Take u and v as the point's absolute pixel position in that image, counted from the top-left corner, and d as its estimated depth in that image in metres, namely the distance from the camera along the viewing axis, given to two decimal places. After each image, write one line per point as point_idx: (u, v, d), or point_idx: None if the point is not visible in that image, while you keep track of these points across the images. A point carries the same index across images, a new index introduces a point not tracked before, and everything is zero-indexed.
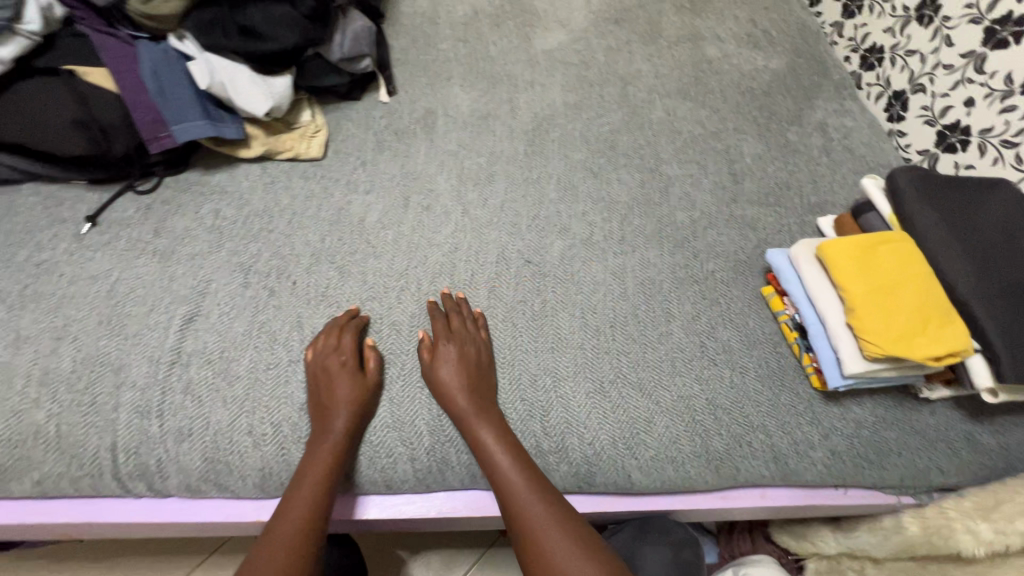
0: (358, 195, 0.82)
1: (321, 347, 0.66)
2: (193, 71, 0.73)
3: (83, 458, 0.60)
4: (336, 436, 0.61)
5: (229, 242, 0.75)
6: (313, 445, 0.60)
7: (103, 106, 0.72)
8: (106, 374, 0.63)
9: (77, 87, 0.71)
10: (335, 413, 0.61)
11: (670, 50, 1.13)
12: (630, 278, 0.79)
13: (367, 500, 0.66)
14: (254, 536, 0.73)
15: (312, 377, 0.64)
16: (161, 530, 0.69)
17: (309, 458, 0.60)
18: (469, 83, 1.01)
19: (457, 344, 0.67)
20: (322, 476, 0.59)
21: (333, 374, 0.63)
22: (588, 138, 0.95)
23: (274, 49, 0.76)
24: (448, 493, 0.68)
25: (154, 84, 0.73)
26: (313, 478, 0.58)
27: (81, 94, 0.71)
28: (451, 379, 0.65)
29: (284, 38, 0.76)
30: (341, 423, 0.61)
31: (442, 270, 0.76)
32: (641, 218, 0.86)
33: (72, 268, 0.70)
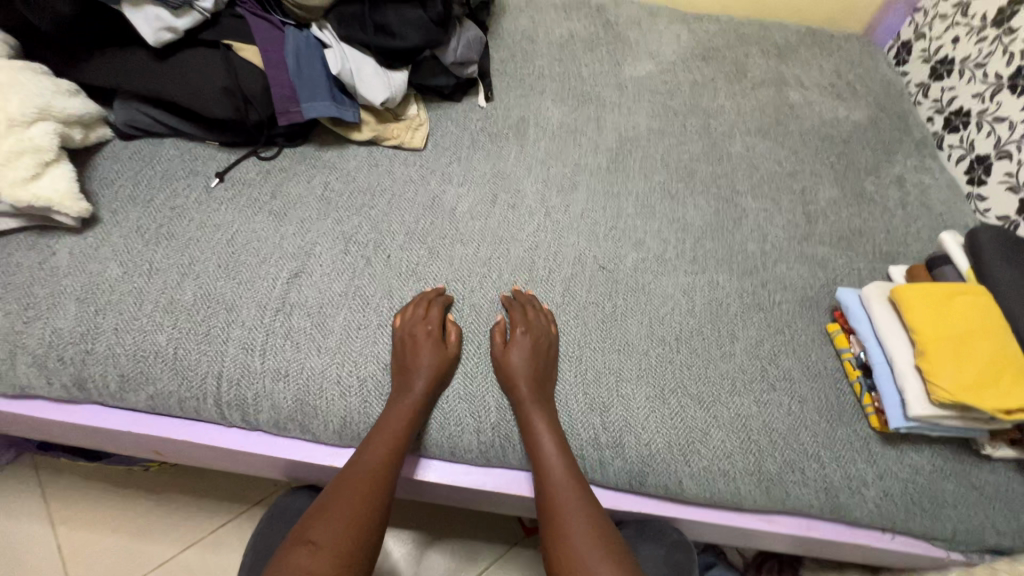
0: (451, 186, 0.89)
1: (410, 316, 0.71)
2: (329, 57, 0.82)
3: (193, 381, 0.67)
4: (410, 403, 0.66)
5: (334, 212, 0.82)
6: (389, 407, 0.66)
7: (248, 79, 0.81)
8: (220, 310, 0.70)
9: (230, 61, 0.80)
10: (412, 380, 0.66)
11: (753, 91, 1.17)
12: (699, 297, 0.82)
13: (429, 462, 0.71)
14: (319, 480, 0.79)
15: (397, 343, 0.70)
16: (239, 460, 0.75)
17: (383, 420, 0.65)
18: (560, 98, 1.07)
19: (531, 332, 0.71)
20: (394, 438, 0.64)
21: (417, 342, 0.68)
22: (668, 163, 0.99)
23: (400, 45, 0.84)
24: (502, 470, 0.72)
25: (294, 64, 0.81)
26: (384, 439, 0.64)
27: (231, 66, 0.80)
28: (518, 368, 0.68)
29: (410, 36, 0.84)
30: (417, 391, 0.66)
31: (522, 264, 0.81)
32: (713, 242, 0.89)
33: (200, 215, 0.78)
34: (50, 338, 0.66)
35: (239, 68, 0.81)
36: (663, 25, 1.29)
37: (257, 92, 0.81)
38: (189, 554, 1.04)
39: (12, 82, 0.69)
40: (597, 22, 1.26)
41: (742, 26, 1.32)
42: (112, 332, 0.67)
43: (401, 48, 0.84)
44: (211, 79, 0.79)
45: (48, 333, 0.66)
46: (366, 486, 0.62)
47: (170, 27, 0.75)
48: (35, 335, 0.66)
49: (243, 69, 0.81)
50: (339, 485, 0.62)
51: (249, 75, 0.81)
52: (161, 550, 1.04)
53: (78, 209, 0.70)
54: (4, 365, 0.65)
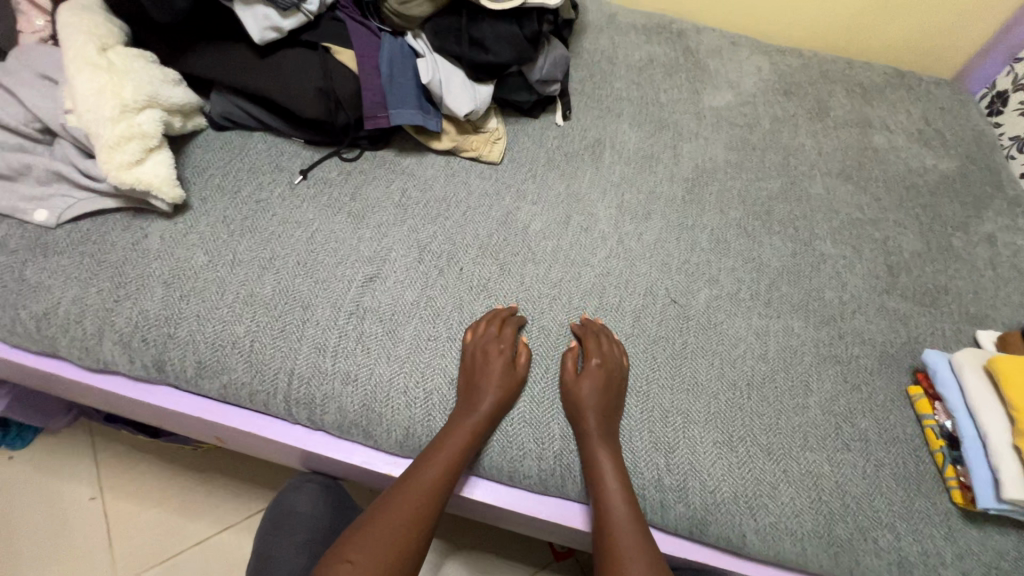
0: (525, 203, 0.88)
1: (483, 334, 0.71)
2: (421, 67, 0.83)
3: (266, 375, 0.68)
4: (475, 423, 0.65)
5: (410, 219, 0.83)
6: (453, 423, 0.65)
7: (341, 82, 0.82)
8: (296, 308, 0.71)
9: (327, 63, 0.82)
10: (480, 400, 0.66)
11: (836, 131, 1.13)
12: (772, 342, 0.79)
13: (478, 481, 0.70)
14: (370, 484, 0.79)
15: (469, 361, 0.69)
16: (296, 455, 0.76)
17: (445, 435, 0.65)
18: (637, 123, 1.06)
19: (604, 363, 0.70)
20: (454, 456, 0.64)
21: (490, 362, 0.68)
22: (745, 199, 0.97)
23: (492, 62, 0.83)
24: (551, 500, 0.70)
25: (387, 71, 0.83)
26: (445, 455, 0.63)
27: (327, 68, 0.81)
28: (589, 399, 0.67)
29: (503, 53, 0.84)
30: (482, 411, 0.66)
31: (593, 290, 0.80)
32: (789, 286, 0.86)
33: (283, 211, 0.79)
34: (136, 318, 0.68)
35: (334, 71, 0.82)
36: (744, 55, 1.26)
37: (349, 96, 0.83)
38: (225, 536, 1.06)
39: (127, 69, 0.72)
40: (678, 48, 1.24)
41: (827, 62, 1.28)
42: (194, 319, 0.69)
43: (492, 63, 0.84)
44: (306, 80, 0.81)
45: (135, 313, 0.68)
46: (420, 500, 0.61)
47: (276, 27, 0.77)
48: (123, 314, 0.68)
49: (338, 72, 0.82)
50: (394, 494, 0.62)
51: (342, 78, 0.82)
52: (200, 529, 1.07)
53: (173, 195, 0.72)
54: (92, 340, 0.67)
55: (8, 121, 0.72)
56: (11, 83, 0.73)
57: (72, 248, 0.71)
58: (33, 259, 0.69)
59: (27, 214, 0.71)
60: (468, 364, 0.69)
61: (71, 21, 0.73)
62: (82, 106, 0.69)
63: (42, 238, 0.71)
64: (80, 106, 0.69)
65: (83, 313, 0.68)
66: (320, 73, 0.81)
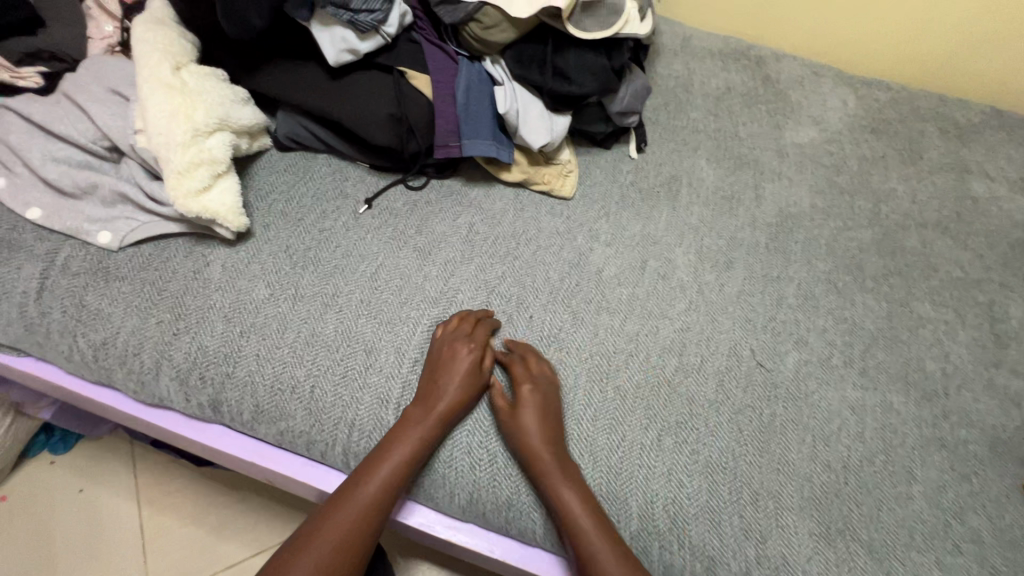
0: (599, 245, 0.82)
1: (453, 330, 0.68)
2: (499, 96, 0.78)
3: (325, 425, 0.64)
4: (433, 417, 0.62)
5: (478, 257, 0.78)
6: (404, 421, 0.62)
7: (414, 108, 0.77)
8: (359, 352, 0.67)
9: (400, 88, 0.77)
10: (439, 394, 0.63)
11: (930, 175, 1.04)
12: (869, 419, 0.72)
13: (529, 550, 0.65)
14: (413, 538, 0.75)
15: (428, 355, 0.67)
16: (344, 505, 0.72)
17: (398, 430, 0.61)
18: (715, 158, 0.99)
19: (538, 387, 0.65)
20: (409, 452, 0.60)
21: (454, 357, 0.65)
22: (834, 250, 0.89)
23: (575, 92, 0.78)
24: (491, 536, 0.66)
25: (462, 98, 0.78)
26: (397, 450, 0.60)
27: (400, 94, 0.77)
28: (528, 430, 0.62)
29: (588, 83, 0.78)
30: (441, 404, 0.62)
31: (672, 347, 0.74)
32: (885, 353, 0.78)
33: (347, 243, 0.75)
34: (194, 354, 0.65)
35: (407, 97, 0.77)
36: (828, 86, 1.17)
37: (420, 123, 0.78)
38: (258, 561, 1.03)
39: (199, 89, 0.69)
40: (756, 76, 1.16)
41: (918, 97, 1.18)
42: (253, 358, 0.65)
43: (575, 94, 0.79)
44: (378, 105, 0.76)
45: (194, 349, 0.65)
46: (370, 501, 0.58)
47: (352, 49, 0.73)
48: (181, 348, 0.65)
49: (411, 97, 0.77)
50: (341, 492, 0.58)
51: (415, 104, 0.78)
52: (234, 552, 1.04)
53: (238, 224, 0.69)
54: (148, 374, 0.64)
55: (77, 138, 0.69)
56: (82, 98, 0.71)
57: (133, 274, 0.68)
58: (94, 284, 0.67)
59: (90, 235, 0.68)
60: (430, 359, 0.66)
61: (146, 38, 0.70)
62: (153, 128, 0.66)
63: (103, 262, 0.68)
64: (151, 127, 0.66)
65: (142, 345, 0.65)
66: (393, 99, 0.77)
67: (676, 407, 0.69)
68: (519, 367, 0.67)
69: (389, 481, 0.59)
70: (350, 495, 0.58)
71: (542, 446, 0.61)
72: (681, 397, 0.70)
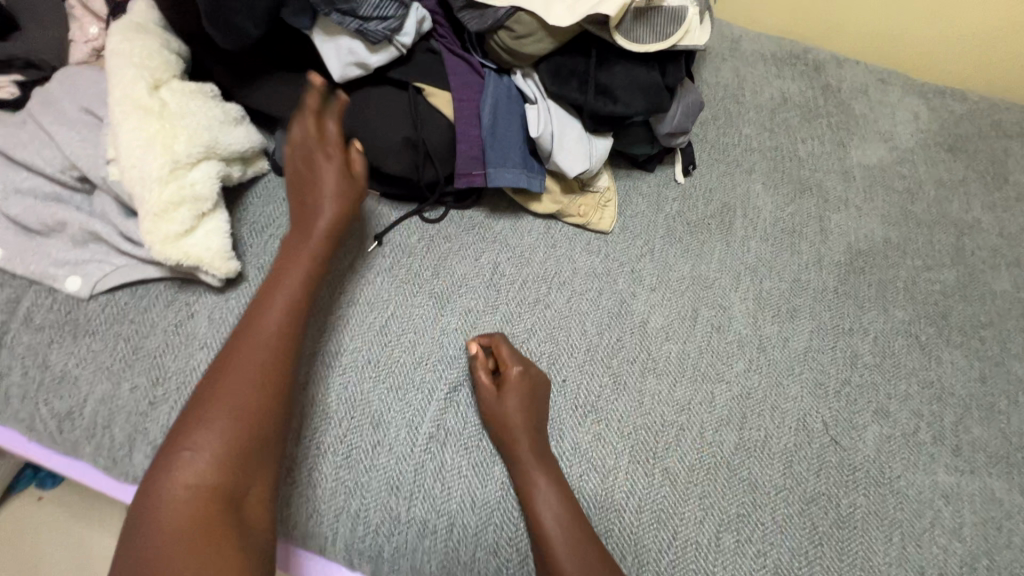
0: (643, 290, 0.71)
1: (300, 156, 0.62)
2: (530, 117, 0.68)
3: (324, 517, 0.54)
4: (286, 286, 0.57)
5: (504, 305, 0.67)
6: (285, 260, 0.59)
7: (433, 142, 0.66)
8: (365, 425, 0.57)
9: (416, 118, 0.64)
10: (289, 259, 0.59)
11: (1019, 203, 0.91)
12: (967, 511, 0.60)
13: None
14: None
15: (291, 227, 0.61)
16: None
17: (266, 313, 0.55)
18: (772, 183, 0.87)
19: (522, 369, 0.60)
20: (274, 325, 0.55)
21: (313, 184, 0.62)
22: (913, 295, 0.77)
23: (619, 112, 0.67)
24: None
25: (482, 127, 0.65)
26: (266, 329, 0.54)
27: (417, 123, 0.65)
28: (514, 411, 0.57)
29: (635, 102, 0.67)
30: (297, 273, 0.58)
31: (730, 419, 0.63)
32: (981, 426, 0.66)
33: (353, 288, 0.65)
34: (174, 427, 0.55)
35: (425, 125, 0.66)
36: (896, 96, 1.04)
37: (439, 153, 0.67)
38: None
39: (183, 112, 0.59)
40: (815, 84, 1.03)
41: (1000, 108, 1.04)
42: None
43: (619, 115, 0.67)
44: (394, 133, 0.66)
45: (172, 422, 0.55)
46: (266, 341, 0.54)
47: (361, 63, 0.62)
48: (158, 420, 0.55)
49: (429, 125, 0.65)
50: (204, 395, 0.51)
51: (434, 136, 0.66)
52: None
53: (225, 270, 0.58)
54: (121, 449, 0.55)
55: (43, 167, 0.60)
56: (50, 119, 0.61)
57: (105, 328, 0.58)
58: (60, 340, 0.57)
59: (57, 282, 0.59)
60: (293, 181, 0.63)
61: (122, 50, 0.60)
62: (127, 160, 0.56)
63: (72, 313, 0.59)
64: (124, 159, 0.56)
65: (114, 416, 0.55)
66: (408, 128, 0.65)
67: (738, 495, 0.58)
68: (516, 369, 0.60)
69: (265, 367, 0.52)
70: (216, 393, 0.50)
71: (521, 426, 0.57)
72: (743, 482, 0.59)
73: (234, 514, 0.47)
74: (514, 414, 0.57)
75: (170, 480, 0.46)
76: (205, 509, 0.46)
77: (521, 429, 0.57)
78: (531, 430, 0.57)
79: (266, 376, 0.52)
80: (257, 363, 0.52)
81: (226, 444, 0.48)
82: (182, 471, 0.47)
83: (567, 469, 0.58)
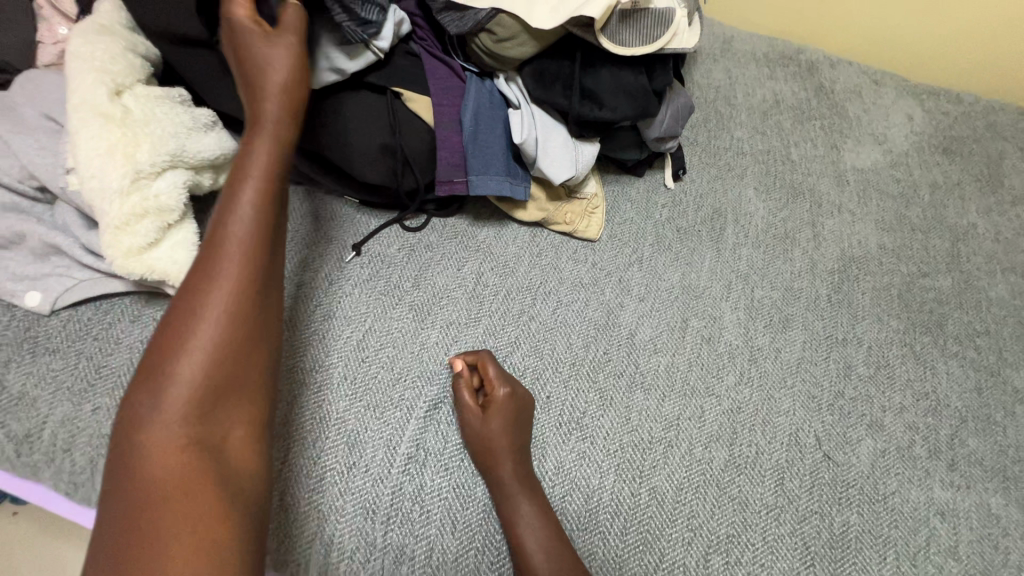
0: (631, 300, 0.69)
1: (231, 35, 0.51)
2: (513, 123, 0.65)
3: (295, 545, 0.51)
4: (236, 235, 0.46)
5: (487, 317, 0.65)
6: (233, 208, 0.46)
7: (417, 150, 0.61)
8: (341, 446, 0.54)
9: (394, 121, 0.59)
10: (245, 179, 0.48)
11: (1014, 207, 0.89)
12: (964, 528, 0.58)
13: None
14: None
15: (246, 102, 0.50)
16: None
17: (203, 284, 0.44)
18: (764, 187, 0.85)
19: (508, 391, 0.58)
20: (231, 275, 0.44)
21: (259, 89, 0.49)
22: (908, 302, 0.75)
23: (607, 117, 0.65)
24: None
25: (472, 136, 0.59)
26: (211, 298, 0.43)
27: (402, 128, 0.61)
28: (496, 436, 0.55)
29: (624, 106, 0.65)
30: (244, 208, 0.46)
31: (720, 435, 0.61)
32: (977, 439, 0.65)
33: (329, 301, 0.62)
34: None
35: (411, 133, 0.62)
36: (890, 97, 1.02)
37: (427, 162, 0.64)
38: None
39: (147, 118, 0.56)
40: (808, 85, 1.01)
41: (995, 110, 1.02)
42: None
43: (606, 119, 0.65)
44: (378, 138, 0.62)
45: None
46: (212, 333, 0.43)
47: (337, 69, 0.59)
48: None
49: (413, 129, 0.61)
50: (151, 372, 0.41)
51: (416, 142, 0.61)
52: None
53: None
54: (82, 474, 0.53)
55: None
56: (8, 126, 0.59)
57: (68, 345, 0.56)
58: (18, 359, 0.55)
59: (15, 297, 0.56)
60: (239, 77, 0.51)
61: (82, 53, 0.57)
62: (87, 170, 0.53)
63: (32, 330, 0.56)
64: (84, 168, 0.53)
65: (74, 439, 0.53)
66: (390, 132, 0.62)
67: (728, 514, 0.56)
68: (503, 390, 0.58)
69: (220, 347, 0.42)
70: (160, 385, 0.41)
71: (505, 453, 0.55)
72: (733, 500, 0.57)
73: (213, 458, 0.41)
74: (496, 433, 0.55)
75: (140, 470, 0.39)
76: (193, 462, 0.40)
77: (504, 451, 0.55)
78: (515, 451, 0.55)
79: (223, 353, 0.43)
80: (207, 338, 0.42)
81: (174, 452, 0.40)
82: (144, 469, 0.39)
83: (550, 490, 0.56)
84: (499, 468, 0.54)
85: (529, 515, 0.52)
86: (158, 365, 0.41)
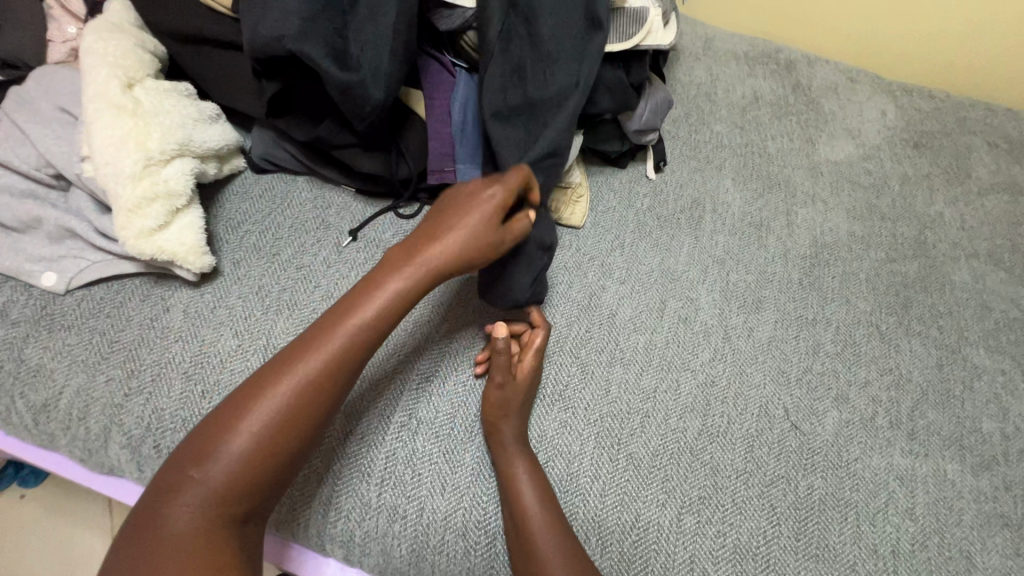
0: (612, 282, 0.73)
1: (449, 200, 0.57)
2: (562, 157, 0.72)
3: (297, 503, 0.56)
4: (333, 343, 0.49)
5: (477, 298, 0.69)
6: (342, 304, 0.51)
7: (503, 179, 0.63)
8: (338, 415, 0.58)
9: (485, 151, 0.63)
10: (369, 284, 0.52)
11: (980, 197, 0.94)
12: (921, 492, 0.63)
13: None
14: None
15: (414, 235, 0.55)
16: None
17: (282, 368, 0.49)
18: (741, 178, 0.89)
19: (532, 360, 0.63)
20: (313, 375, 0.49)
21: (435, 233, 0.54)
22: (876, 286, 0.80)
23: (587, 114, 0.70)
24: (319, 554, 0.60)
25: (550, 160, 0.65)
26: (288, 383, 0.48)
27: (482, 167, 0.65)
28: (513, 396, 0.60)
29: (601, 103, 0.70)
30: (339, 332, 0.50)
31: (694, 406, 0.65)
32: (936, 411, 0.69)
33: (327, 282, 0.66)
34: (149, 418, 0.56)
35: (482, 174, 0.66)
36: (865, 94, 1.06)
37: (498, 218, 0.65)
38: None
39: (156, 109, 0.60)
40: (786, 83, 1.06)
41: (964, 106, 1.07)
42: None
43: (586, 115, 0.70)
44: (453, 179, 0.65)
45: (148, 412, 0.57)
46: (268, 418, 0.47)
47: None
48: (134, 412, 0.56)
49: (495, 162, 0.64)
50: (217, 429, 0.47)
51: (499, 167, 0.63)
52: None
53: (200, 265, 0.60)
54: (97, 440, 0.56)
55: (19, 165, 0.61)
56: (27, 118, 0.63)
57: (81, 322, 0.59)
58: (36, 334, 0.59)
59: (33, 277, 0.60)
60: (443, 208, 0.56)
61: (95, 49, 0.61)
62: (101, 157, 0.57)
63: (48, 307, 0.60)
64: (98, 156, 0.57)
65: (89, 408, 0.57)
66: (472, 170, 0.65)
67: (699, 478, 0.60)
68: (530, 362, 0.62)
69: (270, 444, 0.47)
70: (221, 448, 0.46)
71: (515, 409, 0.59)
72: (706, 465, 0.61)
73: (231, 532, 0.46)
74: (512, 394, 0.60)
75: (171, 519, 0.45)
76: (210, 535, 0.45)
77: (514, 408, 0.59)
78: (521, 412, 0.59)
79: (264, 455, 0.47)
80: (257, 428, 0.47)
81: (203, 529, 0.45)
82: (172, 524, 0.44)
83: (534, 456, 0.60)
84: (500, 426, 0.58)
85: (520, 468, 0.56)
86: (226, 431, 0.47)
